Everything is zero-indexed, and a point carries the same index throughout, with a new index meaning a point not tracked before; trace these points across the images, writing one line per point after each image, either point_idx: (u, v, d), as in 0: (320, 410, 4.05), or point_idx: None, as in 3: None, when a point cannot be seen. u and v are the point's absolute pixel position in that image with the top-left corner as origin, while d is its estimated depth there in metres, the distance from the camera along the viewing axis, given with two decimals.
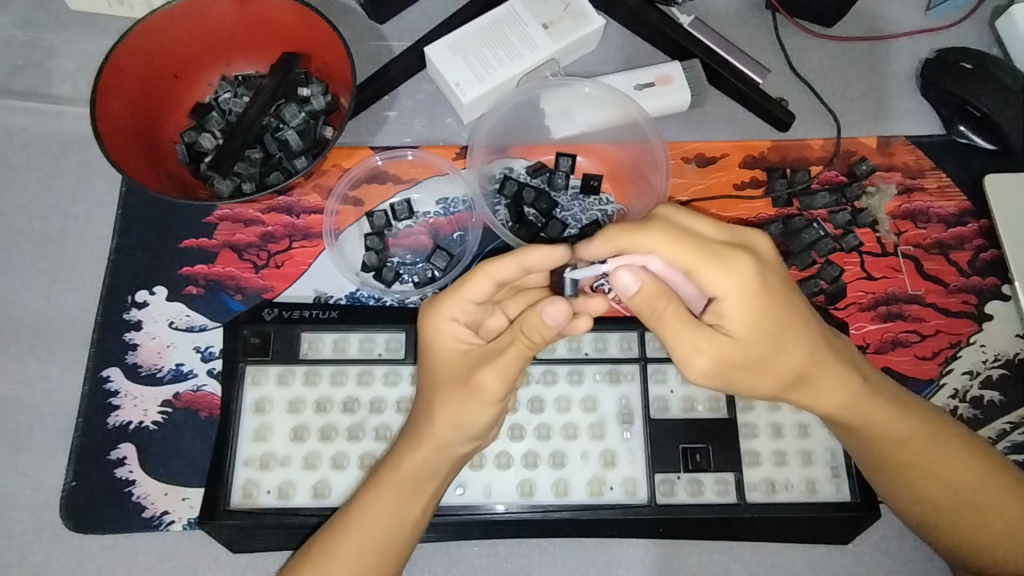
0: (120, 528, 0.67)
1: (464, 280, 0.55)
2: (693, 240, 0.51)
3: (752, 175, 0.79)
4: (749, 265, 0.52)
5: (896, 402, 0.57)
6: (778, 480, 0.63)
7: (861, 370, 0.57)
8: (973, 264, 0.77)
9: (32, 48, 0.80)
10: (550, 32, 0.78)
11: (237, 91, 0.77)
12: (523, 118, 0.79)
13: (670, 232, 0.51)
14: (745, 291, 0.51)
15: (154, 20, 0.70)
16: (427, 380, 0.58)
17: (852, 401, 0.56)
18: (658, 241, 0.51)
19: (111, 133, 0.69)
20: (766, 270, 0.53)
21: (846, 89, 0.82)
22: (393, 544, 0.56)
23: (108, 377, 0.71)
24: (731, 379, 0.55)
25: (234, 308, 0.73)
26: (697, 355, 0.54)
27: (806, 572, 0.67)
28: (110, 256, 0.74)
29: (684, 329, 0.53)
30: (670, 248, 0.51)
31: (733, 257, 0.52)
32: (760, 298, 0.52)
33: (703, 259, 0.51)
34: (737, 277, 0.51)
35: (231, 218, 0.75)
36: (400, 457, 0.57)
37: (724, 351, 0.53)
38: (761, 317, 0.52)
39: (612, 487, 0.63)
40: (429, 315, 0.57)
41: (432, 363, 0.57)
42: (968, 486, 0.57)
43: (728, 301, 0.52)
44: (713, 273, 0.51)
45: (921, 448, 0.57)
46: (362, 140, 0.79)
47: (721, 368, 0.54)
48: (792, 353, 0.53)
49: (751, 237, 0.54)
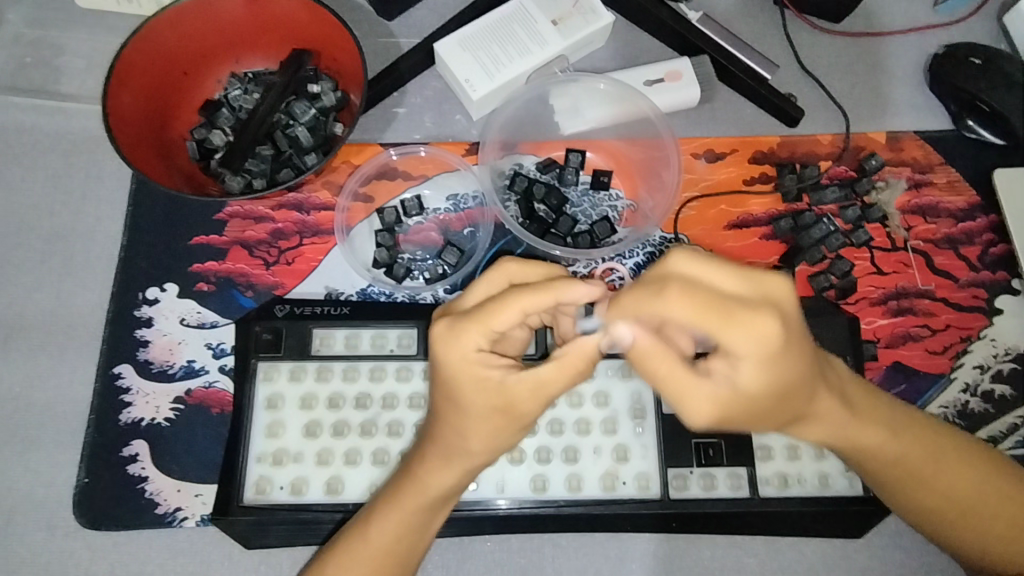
0: (133, 524, 0.67)
1: (494, 311, 0.50)
2: (718, 304, 0.44)
3: (761, 170, 0.79)
4: (775, 328, 0.44)
5: (889, 424, 0.55)
6: (792, 474, 0.63)
7: (852, 398, 0.54)
8: (983, 258, 0.77)
9: (39, 46, 0.81)
10: (560, 28, 0.78)
11: (248, 87, 0.77)
12: (533, 115, 0.79)
13: (692, 296, 0.44)
14: (767, 352, 0.45)
15: (165, 17, 0.70)
16: (451, 403, 0.53)
17: (844, 431, 0.54)
18: (678, 306, 0.44)
19: (121, 128, 0.69)
20: (789, 325, 0.45)
21: (854, 85, 0.82)
22: (411, 552, 0.57)
23: (120, 374, 0.71)
24: (740, 425, 0.51)
25: (245, 304, 0.73)
26: (700, 411, 0.48)
27: (819, 566, 0.67)
28: (122, 253, 0.74)
29: (688, 379, 0.48)
30: (692, 310, 0.44)
31: (762, 315, 0.44)
32: (782, 357, 0.45)
33: (721, 321, 0.44)
34: (759, 339, 0.44)
35: (242, 215, 0.75)
36: (424, 479, 0.56)
37: (730, 403, 0.48)
38: (777, 374, 0.46)
39: (625, 482, 0.63)
40: (450, 344, 0.51)
41: (461, 394, 0.52)
42: (970, 495, 0.56)
43: (746, 360, 0.45)
44: (734, 337, 0.44)
45: (918, 465, 0.55)
46: (371, 137, 0.79)
47: (729, 418, 0.49)
48: (799, 396, 0.49)
49: (775, 286, 0.45)
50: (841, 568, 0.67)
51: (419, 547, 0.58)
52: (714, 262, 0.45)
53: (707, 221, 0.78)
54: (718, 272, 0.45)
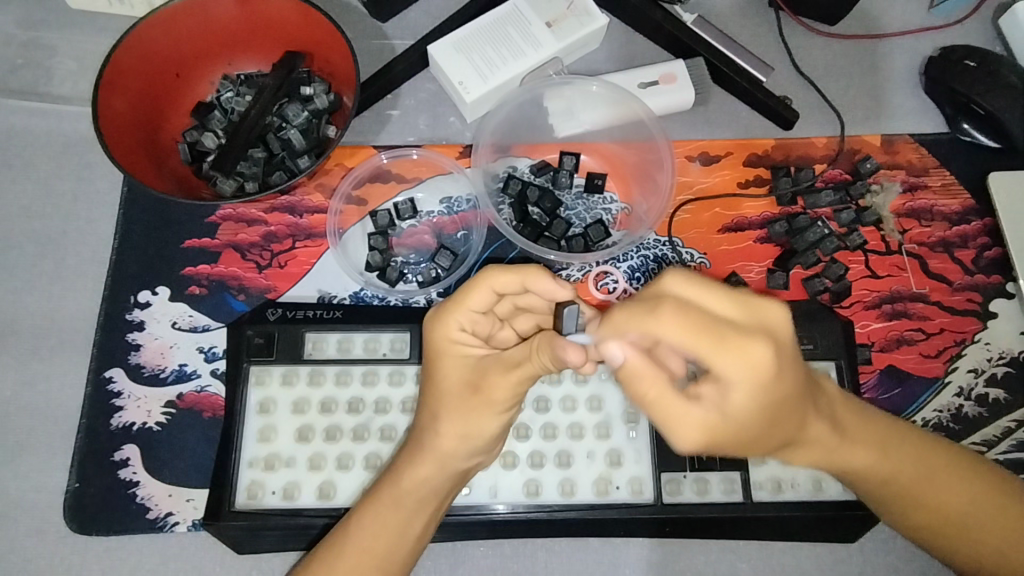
0: (123, 529, 0.66)
1: (468, 292, 0.52)
2: (713, 324, 0.37)
3: (756, 173, 0.79)
4: (769, 355, 0.37)
5: (877, 442, 0.54)
6: (785, 479, 0.63)
7: (843, 419, 0.53)
8: (977, 262, 0.77)
9: (31, 47, 0.80)
10: (554, 31, 0.78)
11: (240, 90, 0.77)
12: (527, 117, 0.78)
13: (690, 313, 0.37)
14: (759, 380, 0.38)
15: (157, 18, 0.70)
16: (431, 386, 0.55)
17: (834, 454, 0.52)
18: (669, 326, 0.37)
19: (113, 131, 0.68)
20: (782, 352, 0.38)
21: (849, 87, 0.82)
22: (395, 553, 0.55)
23: (111, 378, 0.70)
24: (722, 449, 0.43)
25: (237, 308, 0.73)
26: (691, 440, 0.41)
27: (813, 570, 0.67)
28: (113, 256, 0.74)
29: (678, 404, 0.41)
30: (685, 332, 0.37)
31: (753, 344, 0.37)
32: (771, 384, 0.39)
33: (710, 345, 0.37)
34: (752, 368, 0.37)
35: (234, 218, 0.75)
36: (400, 473, 0.55)
37: (722, 431, 0.41)
38: (768, 400, 0.39)
39: (618, 487, 0.62)
40: (431, 324, 0.54)
41: (438, 372, 0.54)
42: (955, 508, 0.55)
43: (735, 387, 0.38)
44: (723, 366, 0.37)
45: (906, 478, 0.55)
46: (364, 139, 0.78)
47: (718, 444, 0.42)
48: (785, 425, 0.44)
49: (770, 313, 0.39)
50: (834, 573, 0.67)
51: (405, 545, 0.55)
52: (709, 285, 0.38)
53: (702, 223, 0.77)
54: (710, 295, 0.38)
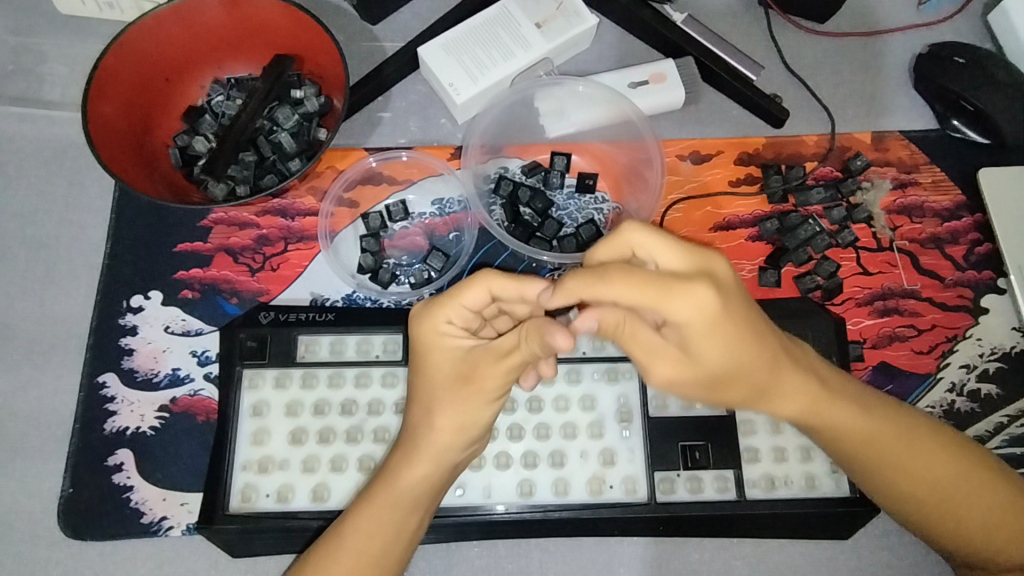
0: (118, 533, 0.66)
1: (464, 288, 0.52)
2: (650, 276, 0.41)
3: (747, 171, 0.79)
4: (712, 296, 0.41)
5: (858, 402, 0.55)
6: (778, 476, 0.63)
7: (825, 375, 0.54)
8: (968, 258, 0.77)
9: (22, 53, 0.80)
10: (543, 31, 0.78)
11: (230, 93, 0.77)
12: (517, 118, 0.78)
13: (630, 274, 0.41)
14: (709, 322, 0.42)
15: (146, 23, 0.70)
16: (422, 381, 0.55)
17: (819, 407, 0.53)
18: (617, 287, 0.41)
19: (102, 136, 0.68)
20: (727, 294, 0.43)
21: (839, 85, 0.82)
22: (390, 552, 0.55)
23: (104, 383, 0.70)
24: (699, 395, 0.48)
25: (230, 311, 0.73)
26: (662, 370, 0.46)
27: (807, 567, 0.67)
28: (105, 261, 0.74)
29: (648, 341, 0.45)
30: (639, 291, 0.41)
31: (696, 284, 0.41)
32: (722, 327, 0.43)
33: (657, 295, 0.41)
34: (702, 311, 0.41)
35: (226, 222, 0.75)
36: (395, 472, 0.55)
37: (690, 369, 0.46)
38: (728, 341, 0.44)
39: (612, 486, 0.63)
40: (422, 322, 0.54)
41: (429, 367, 0.55)
42: (941, 481, 0.55)
43: (686, 330, 0.43)
44: (671, 309, 0.41)
45: (890, 445, 0.55)
46: (356, 142, 0.79)
47: (688, 386, 0.47)
48: (760, 371, 0.48)
49: (714, 260, 0.44)
50: (828, 569, 0.67)
51: (401, 542, 0.56)
52: (667, 237, 0.44)
53: (694, 222, 0.77)
54: (661, 248, 0.44)
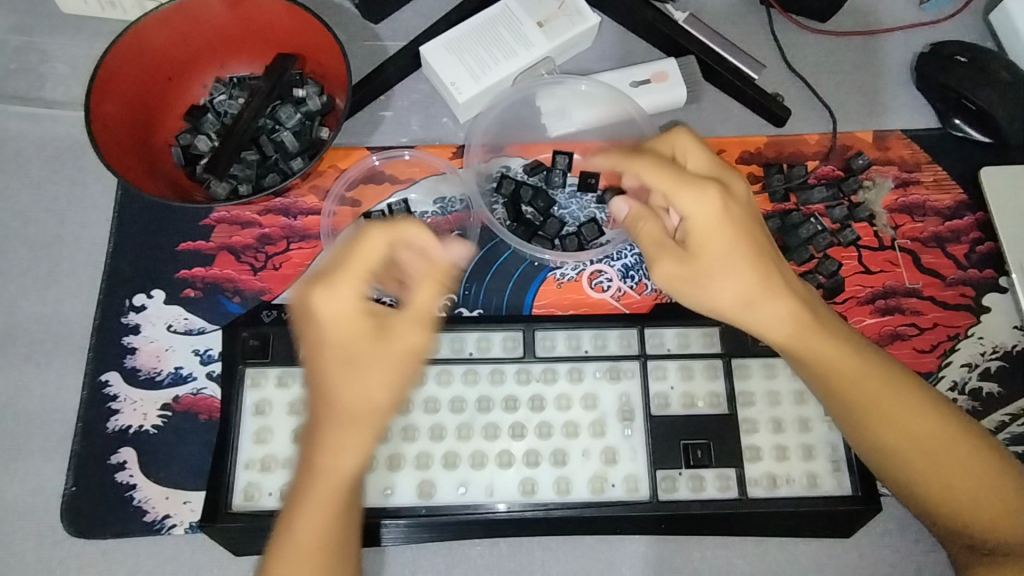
0: (121, 532, 0.66)
1: (363, 250, 0.51)
2: (670, 167, 0.56)
3: (749, 170, 0.79)
4: (717, 195, 0.55)
5: (845, 338, 0.57)
6: (779, 475, 0.63)
7: (815, 306, 0.58)
8: (970, 256, 0.77)
9: (23, 52, 0.80)
10: (545, 30, 0.78)
11: (232, 92, 0.77)
12: (519, 118, 0.79)
13: (654, 161, 0.56)
14: (711, 217, 0.55)
15: (149, 21, 0.70)
16: (341, 362, 0.51)
17: (807, 332, 0.56)
18: (642, 165, 0.56)
19: (105, 134, 0.68)
20: (733, 202, 0.56)
21: (840, 84, 0.82)
22: (336, 544, 0.52)
23: (107, 381, 0.70)
24: (688, 296, 0.58)
25: (232, 310, 0.73)
26: (663, 265, 0.58)
27: (809, 566, 0.67)
28: (108, 260, 0.74)
29: (659, 238, 0.58)
30: (654, 173, 0.56)
31: (709, 184, 0.55)
32: (722, 227, 0.55)
33: (674, 185, 0.55)
34: (704, 204, 0.55)
35: (228, 221, 0.75)
36: (334, 459, 0.51)
37: (692, 267, 0.57)
38: (725, 237, 0.56)
39: (614, 484, 0.63)
40: (326, 298, 0.51)
41: (349, 344, 0.51)
42: (931, 442, 0.55)
43: (690, 222, 0.56)
44: (684, 199, 0.55)
45: (878, 391, 0.56)
46: (358, 141, 0.79)
47: (683, 287, 0.58)
48: (745, 274, 0.56)
49: (734, 178, 0.58)
50: (830, 568, 0.67)
51: (348, 532, 0.53)
52: (700, 145, 0.59)
53: None
54: (695, 152, 0.58)
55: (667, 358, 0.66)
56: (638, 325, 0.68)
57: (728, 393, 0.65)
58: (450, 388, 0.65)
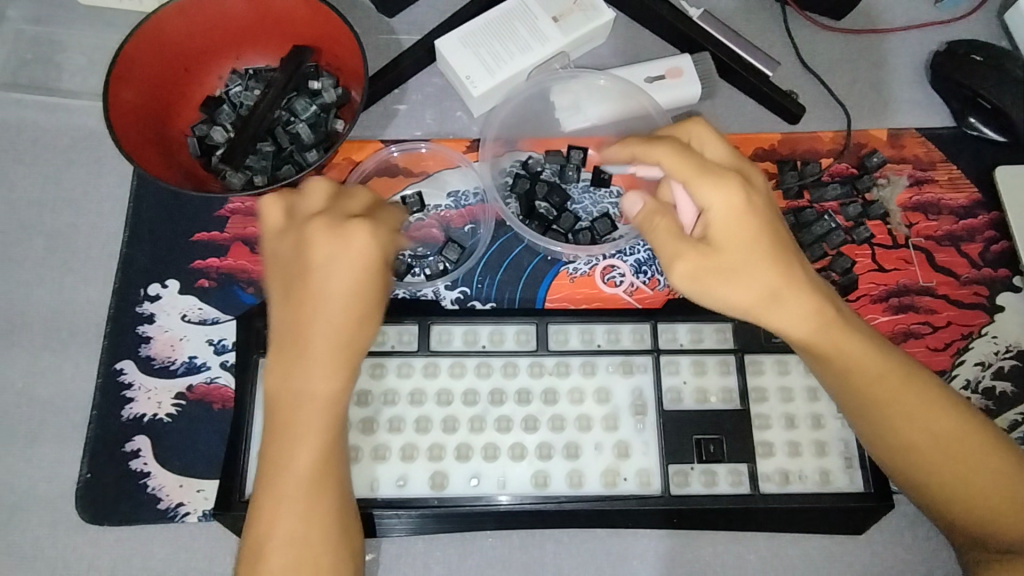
0: (134, 520, 0.67)
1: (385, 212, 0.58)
2: (693, 156, 0.56)
3: (763, 167, 0.79)
4: (739, 186, 0.55)
5: (868, 335, 0.57)
6: (792, 471, 0.63)
7: (838, 304, 0.58)
8: (984, 255, 0.77)
9: (40, 43, 0.81)
10: (560, 25, 0.78)
11: (248, 84, 0.78)
12: (534, 112, 0.79)
13: (677, 148, 0.56)
14: (732, 209, 0.55)
15: (167, 12, 0.70)
16: (357, 306, 0.54)
17: (828, 328, 0.56)
18: (665, 151, 0.56)
19: (123, 123, 0.69)
20: (754, 195, 0.56)
21: (855, 81, 0.82)
22: (331, 499, 0.53)
23: (121, 370, 0.71)
24: (708, 294, 0.57)
25: (246, 301, 0.73)
26: (681, 261, 0.56)
27: (821, 562, 0.67)
28: (123, 250, 0.74)
29: (675, 233, 0.57)
30: (676, 162, 0.56)
31: (731, 175, 0.55)
32: (745, 220, 0.55)
33: (695, 175, 0.55)
34: (727, 195, 0.55)
35: (243, 212, 0.76)
36: (332, 407, 0.53)
37: (710, 260, 0.56)
38: (745, 229, 0.55)
39: (626, 478, 0.63)
40: (361, 238, 0.54)
41: (370, 290, 0.55)
42: (951, 440, 0.55)
43: (712, 214, 0.56)
44: (706, 190, 0.55)
45: (900, 389, 0.56)
46: (372, 134, 0.79)
47: (703, 282, 0.56)
48: (765, 270, 0.55)
49: (754, 172, 0.58)
50: (842, 564, 0.67)
51: (340, 491, 0.54)
52: (721, 135, 0.59)
53: None
54: (717, 145, 0.59)
55: (681, 353, 0.66)
56: (651, 321, 0.68)
57: (741, 388, 0.65)
58: (463, 379, 0.65)
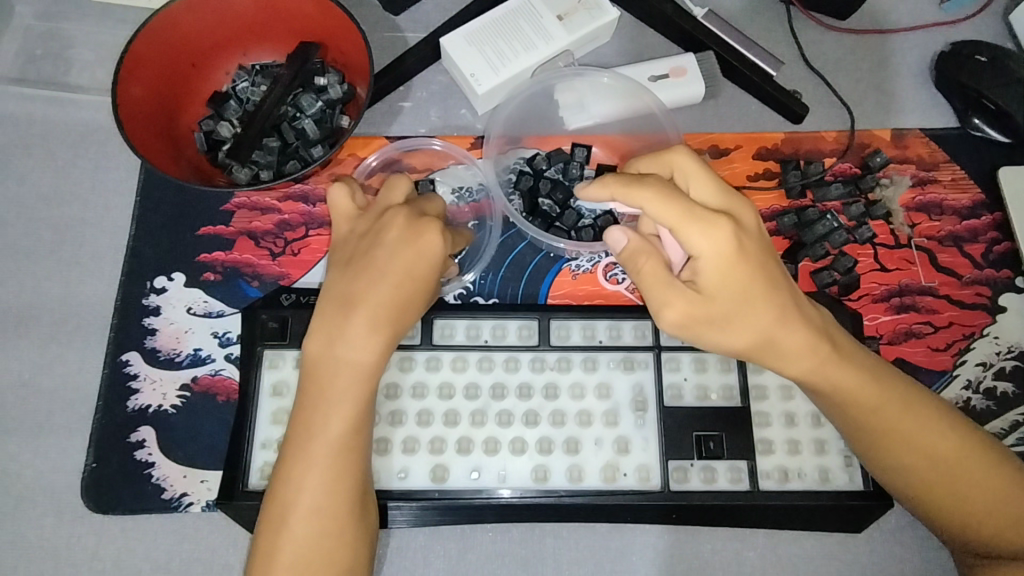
0: (138, 509, 0.67)
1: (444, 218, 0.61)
2: (681, 200, 0.53)
3: (765, 166, 0.79)
4: (729, 231, 0.53)
5: (866, 367, 0.57)
6: (792, 469, 0.63)
7: (834, 339, 0.57)
8: (987, 256, 0.77)
9: (49, 38, 0.82)
10: (565, 23, 0.78)
11: (255, 80, 0.78)
12: (538, 109, 0.79)
13: (662, 189, 0.53)
14: (723, 255, 0.53)
15: (176, 7, 0.71)
16: (409, 307, 0.56)
17: (824, 366, 0.56)
18: (649, 195, 0.53)
19: (131, 118, 0.69)
20: (744, 237, 0.54)
21: (858, 82, 0.82)
22: (348, 501, 0.55)
23: (127, 361, 0.71)
24: (701, 338, 0.56)
25: (251, 294, 0.74)
26: (673, 306, 0.55)
27: (819, 559, 0.67)
28: (130, 243, 0.75)
29: (665, 276, 0.55)
30: (665, 209, 0.53)
31: (720, 220, 0.53)
32: (737, 264, 0.54)
33: (684, 222, 0.53)
34: (716, 241, 0.53)
35: (249, 206, 0.76)
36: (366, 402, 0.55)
37: (701, 305, 0.55)
38: (737, 274, 0.54)
39: (626, 473, 0.63)
40: (427, 240, 0.56)
41: (423, 291, 0.57)
42: (950, 461, 0.56)
43: (702, 260, 0.54)
44: (695, 236, 0.53)
45: (897, 414, 0.56)
46: (377, 131, 0.80)
47: (695, 327, 0.55)
48: (758, 314, 0.54)
49: (742, 209, 0.56)
50: (840, 562, 0.67)
51: (356, 493, 0.55)
52: (705, 168, 0.56)
53: None
54: (705, 182, 0.56)
55: (682, 350, 0.67)
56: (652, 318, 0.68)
57: (741, 385, 0.66)
58: (464, 374, 0.66)
